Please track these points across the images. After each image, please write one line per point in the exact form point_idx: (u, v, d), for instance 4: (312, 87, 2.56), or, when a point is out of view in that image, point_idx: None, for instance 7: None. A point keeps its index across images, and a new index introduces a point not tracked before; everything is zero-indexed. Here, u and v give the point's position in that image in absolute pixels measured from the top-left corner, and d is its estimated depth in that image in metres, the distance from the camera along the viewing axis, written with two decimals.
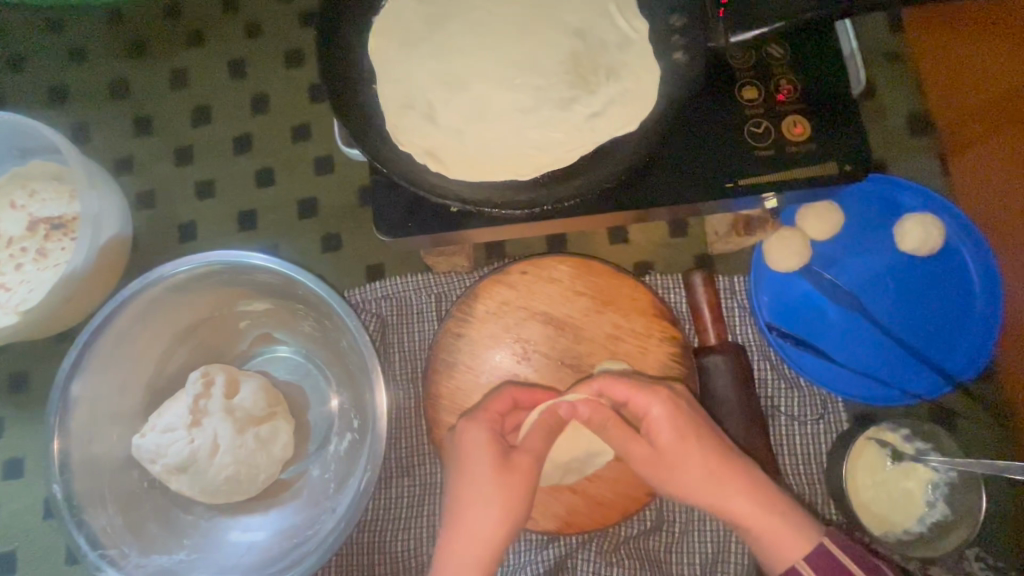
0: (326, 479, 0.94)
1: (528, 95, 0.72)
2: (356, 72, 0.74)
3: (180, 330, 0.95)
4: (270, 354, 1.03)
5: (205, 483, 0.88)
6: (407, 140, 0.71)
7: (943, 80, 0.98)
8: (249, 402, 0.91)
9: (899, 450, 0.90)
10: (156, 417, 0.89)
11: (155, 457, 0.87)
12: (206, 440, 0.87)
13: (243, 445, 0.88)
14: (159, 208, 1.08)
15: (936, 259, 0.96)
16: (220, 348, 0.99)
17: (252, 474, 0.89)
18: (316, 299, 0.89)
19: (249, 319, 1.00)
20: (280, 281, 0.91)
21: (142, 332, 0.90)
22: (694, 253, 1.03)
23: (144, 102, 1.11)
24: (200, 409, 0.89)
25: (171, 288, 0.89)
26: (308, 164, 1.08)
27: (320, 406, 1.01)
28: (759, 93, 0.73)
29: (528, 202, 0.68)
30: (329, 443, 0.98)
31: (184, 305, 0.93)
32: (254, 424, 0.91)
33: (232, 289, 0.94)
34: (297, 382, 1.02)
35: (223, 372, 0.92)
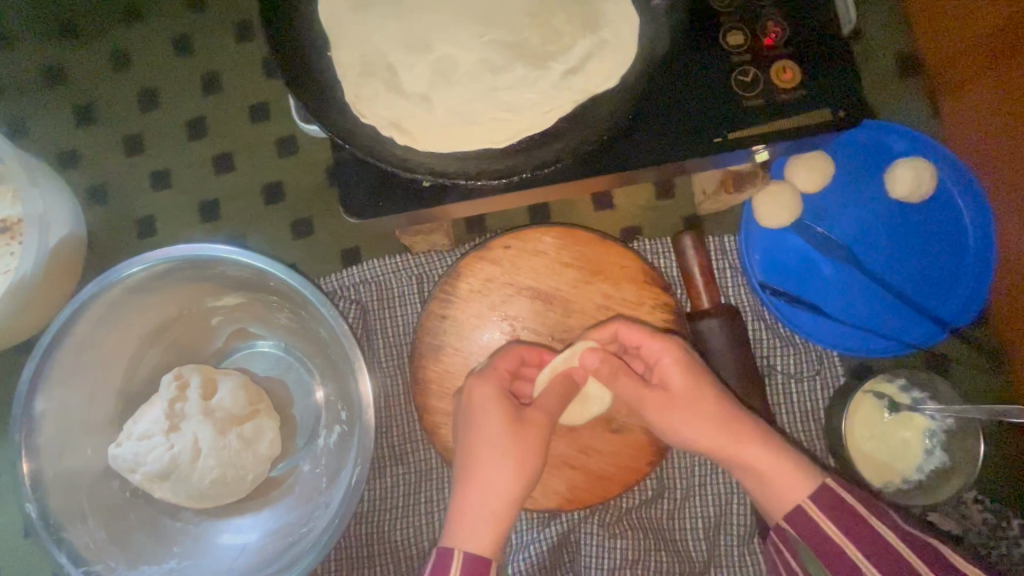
0: (318, 473, 0.91)
1: (497, 53, 0.67)
2: (308, 38, 0.67)
3: (147, 333, 0.89)
4: (248, 351, 0.99)
5: (190, 488, 0.84)
6: (369, 111, 0.65)
7: (931, 15, 0.94)
8: (229, 402, 0.87)
9: (897, 401, 0.89)
10: (130, 424, 0.85)
11: (133, 466, 0.83)
12: (186, 445, 0.83)
13: (226, 447, 0.84)
14: (113, 203, 1.01)
15: (928, 204, 0.93)
16: (193, 347, 0.94)
17: (240, 475, 0.86)
18: (290, 290, 0.84)
19: (222, 316, 0.95)
20: (248, 273, 0.85)
21: (106, 337, 0.85)
22: (682, 215, 0.99)
23: (85, 89, 1.03)
24: (176, 413, 0.85)
25: (131, 289, 0.83)
26: (269, 145, 1.01)
27: (307, 399, 0.98)
28: (745, 38, 0.68)
29: (505, 171, 0.64)
30: (317, 437, 0.95)
31: (147, 305, 0.87)
32: (236, 423, 0.87)
33: (199, 285, 0.88)
34: (279, 377, 0.98)
35: (198, 373, 0.88)
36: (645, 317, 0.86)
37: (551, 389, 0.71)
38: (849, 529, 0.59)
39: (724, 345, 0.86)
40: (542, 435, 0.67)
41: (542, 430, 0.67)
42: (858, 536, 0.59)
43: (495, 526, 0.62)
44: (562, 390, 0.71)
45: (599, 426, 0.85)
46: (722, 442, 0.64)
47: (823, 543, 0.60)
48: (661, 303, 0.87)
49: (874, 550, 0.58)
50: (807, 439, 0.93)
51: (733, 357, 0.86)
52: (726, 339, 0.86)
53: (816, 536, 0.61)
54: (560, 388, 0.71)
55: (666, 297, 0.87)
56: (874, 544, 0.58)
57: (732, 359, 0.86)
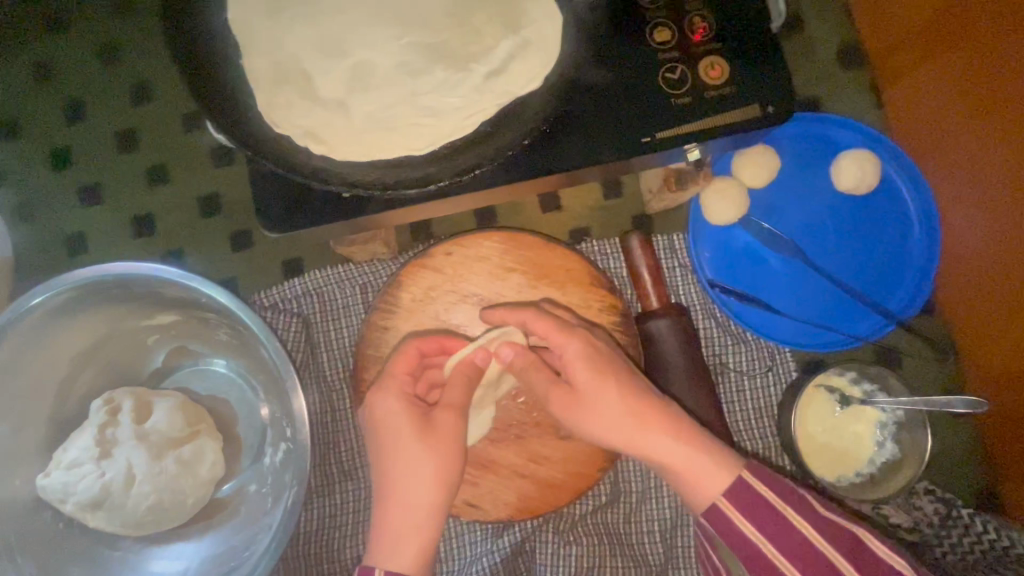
0: (263, 493, 0.88)
1: (416, 56, 0.64)
2: (217, 45, 0.64)
3: (77, 356, 0.85)
4: (190, 370, 0.96)
5: (126, 516, 0.81)
6: (283, 120, 0.63)
7: (871, 6, 0.93)
8: (164, 424, 0.84)
9: (847, 394, 0.89)
10: (60, 453, 0.81)
11: (64, 496, 0.79)
12: (119, 471, 0.80)
13: (163, 471, 0.81)
14: (41, 221, 0.96)
15: (874, 196, 0.93)
16: (129, 368, 0.91)
17: (178, 500, 0.83)
18: (223, 306, 0.81)
19: (159, 334, 0.91)
20: (179, 290, 0.82)
21: (30, 364, 0.81)
22: (631, 214, 0.98)
23: (8, 102, 0.98)
24: (109, 438, 0.82)
25: (54, 312, 0.80)
26: (204, 156, 0.97)
27: (252, 416, 0.95)
28: (672, 34, 0.66)
29: (425, 179, 0.61)
30: (263, 455, 0.92)
31: (74, 328, 0.83)
32: (173, 446, 0.84)
33: (128, 305, 0.85)
34: (222, 395, 0.95)
35: (131, 396, 0.84)
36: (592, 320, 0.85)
37: (456, 383, 0.70)
38: (764, 528, 0.59)
39: (672, 346, 0.85)
40: (456, 434, 0.66)
41: (454, 429, 0.66)
42: (772, 534, 0.59)
43: (422, 535, 0.62)
44: (469, 381, 0.70)
45: (548, 434, 0.83)
46: (624, 431, 0.64)
47: (735, 538, 0.61)
48: (607, 305, 0.85)
49: (786, 543, 0.59)
50: (761, 435, 0.93)
51: (681, 357, 0.85)
52: (674, 340, 0.85)
53: (729, 534, 0.61)
54: (466, 380, 0.70)
55: (612, 299, 0.85)
56: (787, 539, 0.59)
57: (680, 360, 0.85)
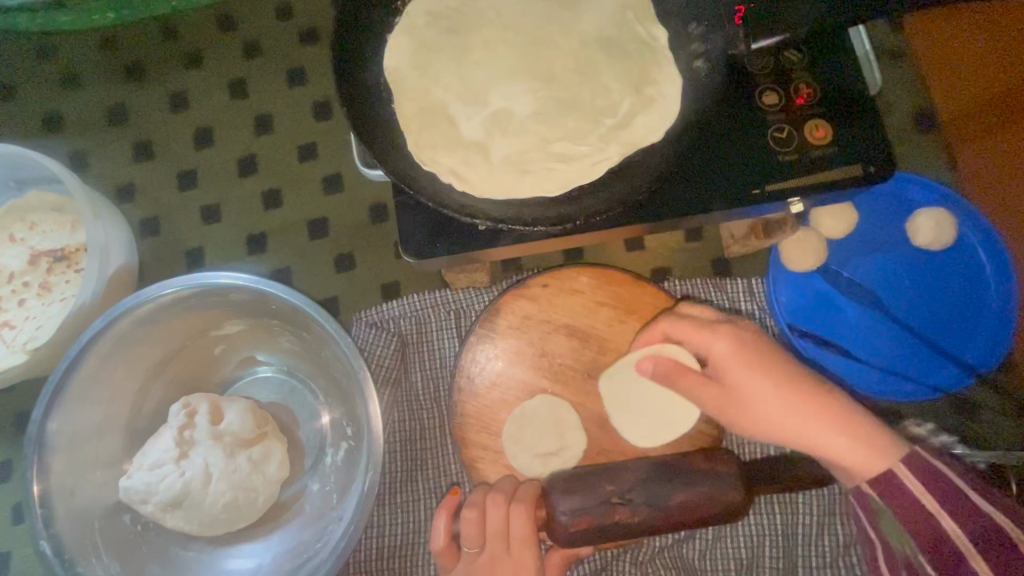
0: (327, 491, 0.92)
1: (549, 108, 0.73)
2: (373, 91, 0.72)
3: (155, 364, 0.92)
4: (252, 378, 1.01)
5: (202, 515, 0.86)
6: (429, 158, 0.70)
7: (943, 75, 1.00)
8: (237, 425, 0.89)
9: (928, 445, 0.91)
10: (140, 456, 0.87)
11: (146, 497, 0.84)
12: (197, 471, 0.85)
13: (237, 469, 0.86)
14: (164, 235, 1.05)
15: (949, 251, 0.97)
16: (198, 377, 0.97)
17: (251, 497, 0.87)
18: (292, 311, 0.88)
19: (232, 343, 0.98)
20: (253, 297, 0.88)
21: (113, 371, 0.87)
22: (711, 257, 1.03)
23: (142, 126, 1.08)
24: (186, 440, 0.87)
25: (140, 320, 0.86)
26: (317, 184, 1.06)
27: (312, 422, 0.99)
28: (779, 98, 0.72)
29: (558, 218, 0.68)
30: (324, 456, 0.96)
31: (156, 337, 0.89)
32: (245, 446, 0.89)
33: (207, 314, 0.92)
34: (282, 402, 1.00)
35: (206, 400, 0.90)
36: None
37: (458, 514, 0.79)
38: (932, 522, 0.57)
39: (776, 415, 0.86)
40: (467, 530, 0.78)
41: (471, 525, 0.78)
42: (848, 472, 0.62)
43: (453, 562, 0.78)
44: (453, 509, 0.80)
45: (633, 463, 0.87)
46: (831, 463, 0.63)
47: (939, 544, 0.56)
48: None
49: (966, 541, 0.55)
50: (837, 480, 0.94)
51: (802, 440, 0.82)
52: None
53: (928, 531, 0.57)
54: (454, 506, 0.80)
55: None
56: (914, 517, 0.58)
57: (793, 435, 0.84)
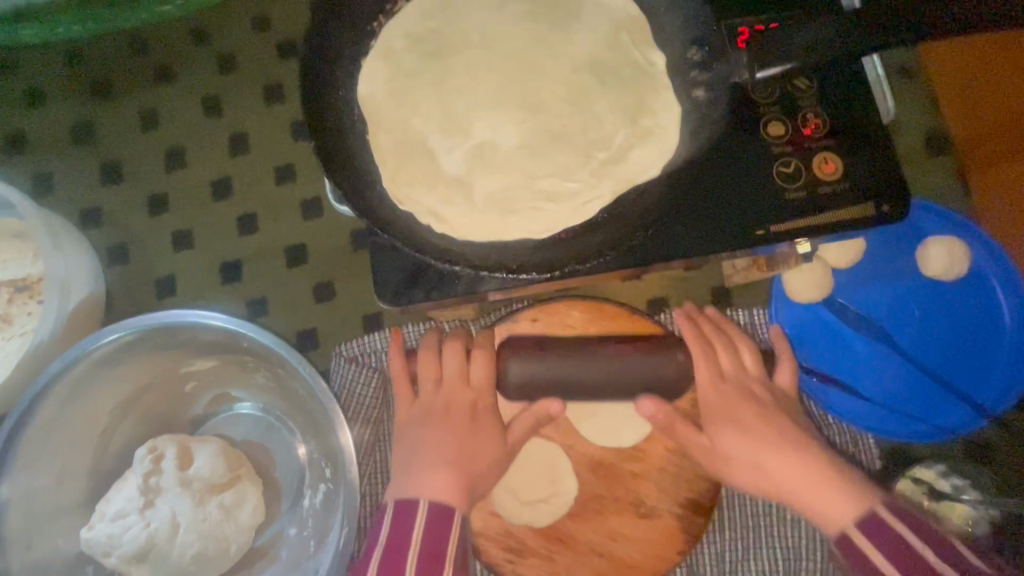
0: (304, 537, 0.88)
1: (536, 140, 0.67)
2: (346, 121, 0.67)
3: (121, 405, 0.86)
4: (228, 414, 0.95)
5: (169, 567, 0.81)
6: (406, 196, 0.64)
7: (957, 95, 0.94)
8: (207, 471, 0.83)
9: (936, 489, 0.86)
10: (104, 504, 0.82)
11: (108, 549, 0.80)
12: (164, 521, 0.80)
13: (206, 518, 0.81)
14: (133, 262, 0.99)
15: (960, 282, 0.92)
16: (168, 416, 0.91)
17: (222, 547, 0.82)
18: (264, 349, 0.82)
19: (204, 379, 0.92)
20: (222, 335, 0.83)
21: (74, 416, 0.82)
22: (710, 286, 0.98)
23: (111, 145, 1.03)
24: (152, 487, 0.82)
25: (101, 362, 0.81)
26: (295, 207, 1.01)
27: (289, 462, 0.94)
28: (785, 128, 0.67)
29: (547, 263, 0.62)
30: (302, 498, 0.91)
31: (119, 377, 0.85)
32: (215, 492, 0.83)
33: (174, 352, 0.87)
34: (259, 441, 0.94)
35: (174, 444, 0.84)
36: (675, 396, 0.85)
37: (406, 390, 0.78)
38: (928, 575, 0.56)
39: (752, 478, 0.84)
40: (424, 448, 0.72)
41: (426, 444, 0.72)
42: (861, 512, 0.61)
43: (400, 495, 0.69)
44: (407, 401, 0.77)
45: (627, 511, 0.82)
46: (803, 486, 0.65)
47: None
48: None
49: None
50: None
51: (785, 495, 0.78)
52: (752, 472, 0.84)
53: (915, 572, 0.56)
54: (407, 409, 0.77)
55: None
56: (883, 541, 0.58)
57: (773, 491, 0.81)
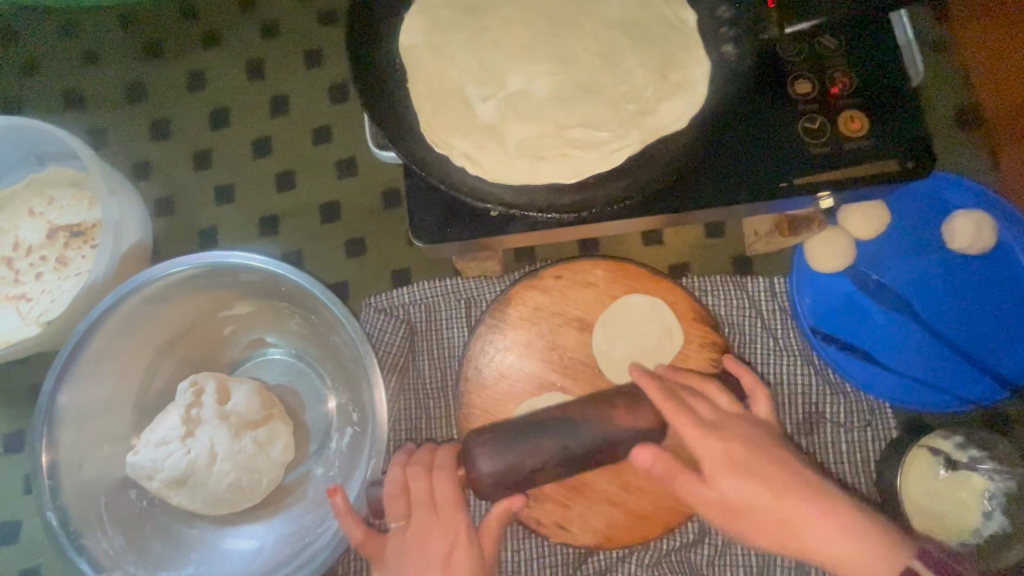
0: (331, 475, 0.92)
1: (568, 93, 0.70)
2: (388, 70, 0.71)
3: (165, 342, 0.92)
4: (260, 360, 1.00)
5: (207, 494, 0.85)
6: (443, 140, 0.68)
7: (992, 70, 0.94)
8: (243, 406, 0.88)
9: (954, 459, 0.86)
10: (148, 432, 0.87)
11: (152, 473, 0.85)
12: (203, 449, 0.85)
13: (242, 450, 0.86)
14: (178, 214, 1.05)
15: (987, 258, 0.92)
16: (207, 358, 0.97)
17: (255, 479, 0.87)
18: (298, 292, 0.87)
19: (242, 323, 0.97)
20: (261, 278, 0.88)
21: (123, 347, 0.88)
22: (731, 254, 1.00)
23: (161, 104, 1.08)
24: (193, 419, 0.87)
25: (149, 297, 0.86)
26: (330, 167, 1.05)
27: (318, 408, 0.98)
28: (813, 86, 0.69)
29: (574, 206, 0.65)
30: (330, 440, 0.96)
31: (164, 315, 0.90)
32: (251, 428, 0.88)
33: (215, 295, 0.92)
34: (289, 384, 0.99)
35: (213, 379, 0.89)
36: (693, 356, 0.86)
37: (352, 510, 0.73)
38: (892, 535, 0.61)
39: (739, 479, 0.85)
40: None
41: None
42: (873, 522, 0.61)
43: None
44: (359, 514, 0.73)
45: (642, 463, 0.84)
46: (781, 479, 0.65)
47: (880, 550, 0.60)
48: (709, 342, 0.86)
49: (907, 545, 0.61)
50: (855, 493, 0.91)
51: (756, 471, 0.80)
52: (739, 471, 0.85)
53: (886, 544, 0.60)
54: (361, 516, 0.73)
55: (714, 336, 0.87)
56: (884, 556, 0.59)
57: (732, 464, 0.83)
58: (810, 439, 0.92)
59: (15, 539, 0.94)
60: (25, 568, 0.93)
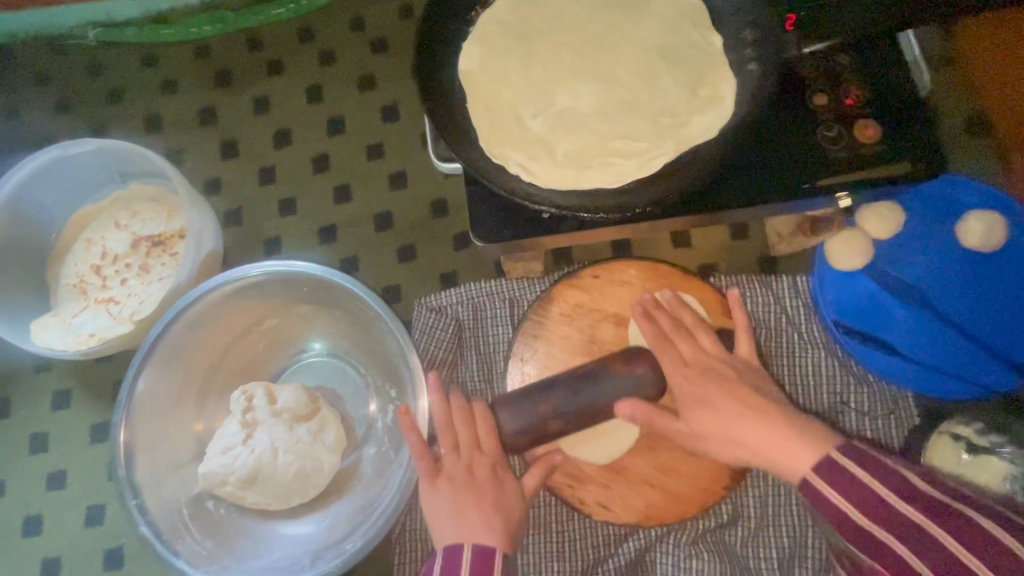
0: (384, 450, 0.99)
1: (609, 108, 0.79)
2: (449, 93, 0.80)
3: (210, 365, 1.00)
4: (295, 365, 1.07)
5: (276, 486, 0.92)
6: (498, 153, 0.77)
7: (997, 82, 1.01)
8: (292, 403, 0.94)
9: (974, 443, 0.92)
10: (212, 445, 0.94)
11: (223, 478, 0.91)
12: (264, 447, 0.92)
13: (300, 440, 0.94)
14: (245, 225, 1.15)
15: (1001, 254, 0.97)
16: (252, 367, 1.03)
17: (317, 464, 0.94)
18: (329, 286, 0.95)
19: (281, 331, 1.05)
20: (293, 281, 0.97)
21: (180, 362, 0.96)
22: (755, 255, 1.07)
23: (230, 126, 1.20)
24: (249, 423, 0.94)
25: (199, 314, 0.95)
26: (383, 180, 1.15)
27: (357, 400, 1.05)
28: (830, 100, 0.77)
29: (620, 207, 0.73)
30: (375, 423, 1.03)
31: (215, 327, 0.98)
32: (302, 420, 0.95)
33: (256, 305, 1.00)
34: (326, 384, 1.06)
35: (260, 385, 0.96)
36: None
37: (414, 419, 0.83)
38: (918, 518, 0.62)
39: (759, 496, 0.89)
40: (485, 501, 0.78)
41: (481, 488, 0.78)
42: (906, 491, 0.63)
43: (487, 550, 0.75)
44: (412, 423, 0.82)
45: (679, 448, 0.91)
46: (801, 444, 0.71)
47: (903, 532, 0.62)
48: None
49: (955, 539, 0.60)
50: None
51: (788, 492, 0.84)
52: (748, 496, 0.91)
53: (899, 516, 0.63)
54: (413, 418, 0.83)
55: None
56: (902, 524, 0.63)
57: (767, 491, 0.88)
58: (837, 426, 0.99)
59: (99, 522, 1.03)
60: (110, 549, 1.02)
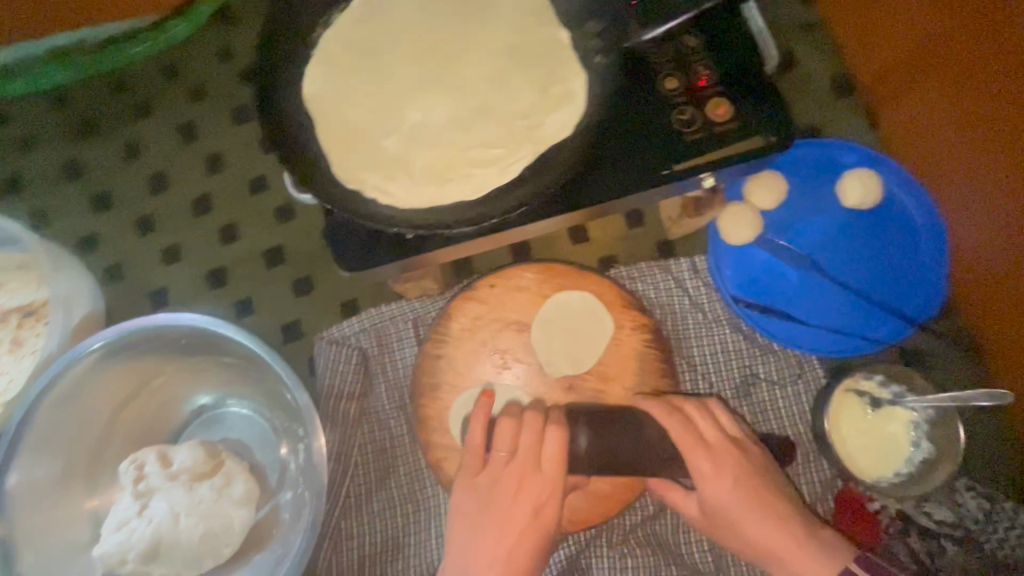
0: (299, 493, 0.94)
1: (464, 117, 0.77)
2: (297, 119, 0.77)
3: (98, 435, 0.94)
4: (200, 420, 1.02)
5: (182, 554, 0.87)
6: (353, 177, 0.74)
7: (856, 43, 1.03)
8: (189, 461, 0.89)
9: (877, 397, 0.93)
10: (107, 523, 0.88)
11: (123, 557, 0.86)
12: (162, 516, 0.86)
13: (201, 500, 0.88)
14: (128, 280, 1.09)
15: (879, 209, 1.00)
16: (149, 429, 0.97)
17: (225, 522, 0.88)
18: (209, 333, 0.90)
19: (174, 387, 0.99)
20: (171, 335, 0.92)
21: (60, 440, 0.90)
22: (654, 240, 1.07)
23: (101, 177, 1.13)
24: (143, 491, 0.88)
25: (73, 385, 0.89)
26: (270, 214, 1.10)
27: (268, 446, 1.00)
28: (681, 82, 0.76)
29: (478, 218, 0.71)
30: (288, 465, 0.98)
31: (96, 396, 0.92)
32: (203, 479, 0.90)
33: (140, 365, 0.94)
34: (233, 434, 1.01)
35: (152, 450, 0.90)
36: (626, 339, 0.92)
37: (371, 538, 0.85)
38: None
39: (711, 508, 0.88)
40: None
41: None
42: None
43: None
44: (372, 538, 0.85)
45: None
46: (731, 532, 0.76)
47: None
48: (639, 324, 0.93)
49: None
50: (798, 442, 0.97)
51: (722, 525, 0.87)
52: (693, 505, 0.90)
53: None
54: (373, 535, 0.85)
55: (643, 318, 0.93)
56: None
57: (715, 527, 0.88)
58: (749, 400, 1.00)
59: None
60: None
